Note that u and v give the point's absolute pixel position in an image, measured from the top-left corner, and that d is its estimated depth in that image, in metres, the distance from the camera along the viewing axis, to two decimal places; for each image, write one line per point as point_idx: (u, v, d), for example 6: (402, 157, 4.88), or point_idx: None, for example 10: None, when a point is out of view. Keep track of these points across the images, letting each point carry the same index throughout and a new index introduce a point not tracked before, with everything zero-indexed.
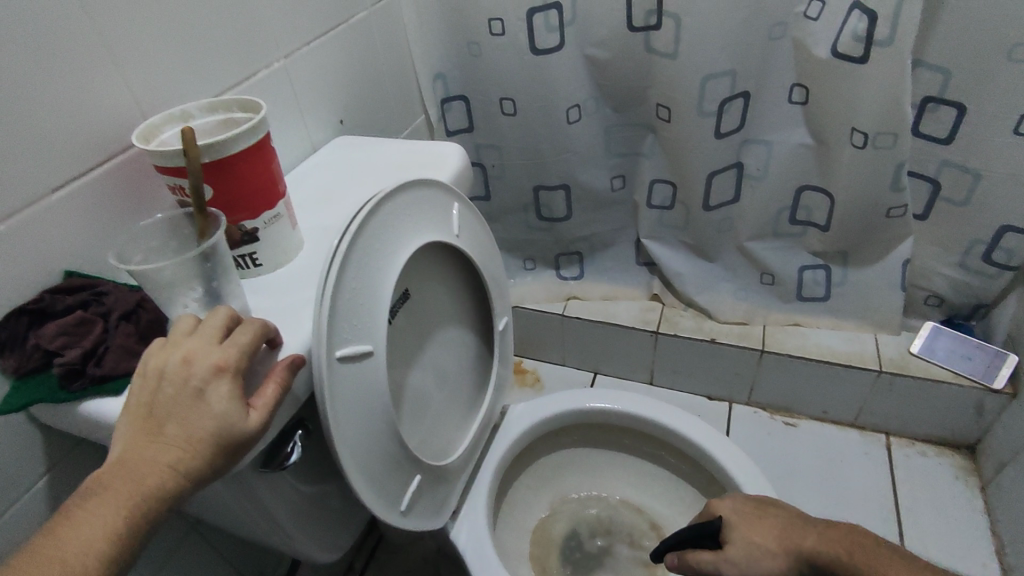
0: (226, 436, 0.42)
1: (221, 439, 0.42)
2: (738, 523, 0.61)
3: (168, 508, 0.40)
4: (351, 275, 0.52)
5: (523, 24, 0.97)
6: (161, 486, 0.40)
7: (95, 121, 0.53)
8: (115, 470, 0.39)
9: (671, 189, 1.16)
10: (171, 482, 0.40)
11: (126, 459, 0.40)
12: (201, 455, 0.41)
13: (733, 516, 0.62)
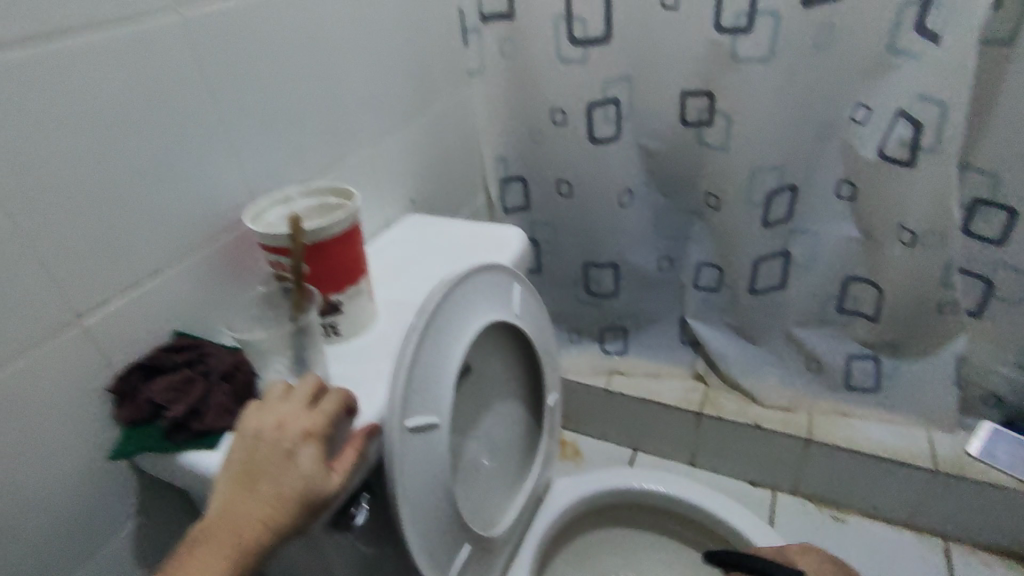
0: (310, 497, 0.47)
1: (305, 499, 0.46)
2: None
3: (258, 562, 0.44)
4: (426, 351, 0.57)
5: (583, 116, 1.05)
6: (254, 541, 0.44)
7: (214, 200, 0.60)
8: (216, 524, 0.44)
9: (718, 272, 1.20)
10: (260, 538, 0.44)
11: (222, 516, 0.44)
12: (288, 514, 0.45)
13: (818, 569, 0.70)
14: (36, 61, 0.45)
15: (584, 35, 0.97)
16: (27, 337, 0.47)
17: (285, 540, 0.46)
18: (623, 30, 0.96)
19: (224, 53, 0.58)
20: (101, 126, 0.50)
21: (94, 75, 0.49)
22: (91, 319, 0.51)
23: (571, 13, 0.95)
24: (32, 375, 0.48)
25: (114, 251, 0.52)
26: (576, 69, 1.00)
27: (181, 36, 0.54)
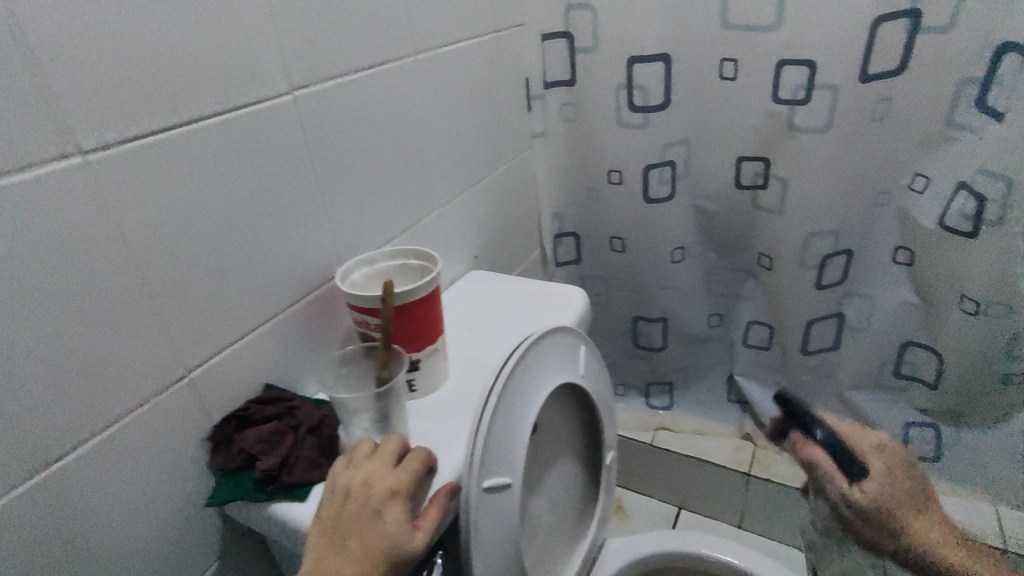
0: (396, 554, 0.48)
1: (391, 557, 0.48)
2: (879, 472, 0.66)
3: None
4: (503, 413, 0.59)
5: (640, 177, 1.09)
6: None
7: (308, 261, 0.64)
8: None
9: (768, 331, 1.20)
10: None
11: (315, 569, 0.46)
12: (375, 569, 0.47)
13: (887, 472, 0.66)
14: (175, 141, 0.50)
15: (643, 102, 1.01)
16: (143, 388, 0.51)
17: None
18: (681, 98, 1.00)
19: (326, 126, 0.63)
20: (220, 196, 0.54)
21: (219, 150, 0.53)
22: (196, 371, 0.55)
23: (632, 82, 0.99)
24: (143, 424, 0.51)
25: (220, 308, 0.56)
26: (635, 133, 1.04)
27: (292, 113, 0.59)
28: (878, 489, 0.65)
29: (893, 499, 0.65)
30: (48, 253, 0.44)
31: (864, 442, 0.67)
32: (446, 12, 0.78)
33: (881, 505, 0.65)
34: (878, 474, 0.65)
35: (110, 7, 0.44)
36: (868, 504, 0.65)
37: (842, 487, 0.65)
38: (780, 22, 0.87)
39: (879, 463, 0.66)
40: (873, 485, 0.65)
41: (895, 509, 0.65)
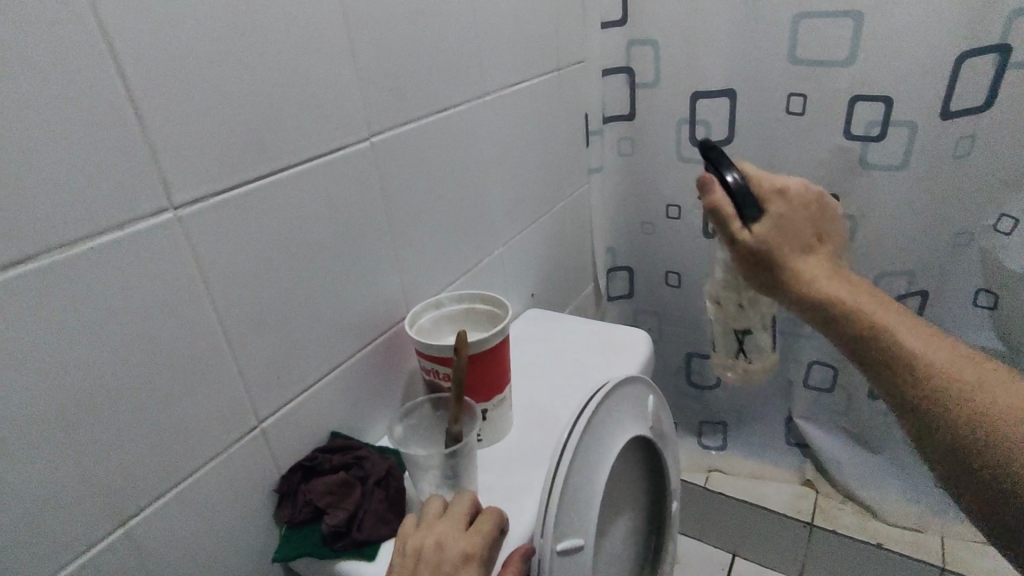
0: None
1: None
2: (778, 215, 0.59)
3: None
4: (576, 470, 0.56)
5: (699, 213, 1.06)
6: None
7: (375, 305, 0.64)
8: None
9: (832, 372, 1.13)
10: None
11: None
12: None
13: (780, 216, 0.58)
14: (260, 194, 0.50)
15: (706, 138, 0.99)
16: (219, 441, 0.50)
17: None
18: (745, 134, 0.97)
19: (398, 171, 0.64)
20: (295, 243, 0.54)
21: (299, 199, 0.54)
22: (267, 422, 0.54)
23: (693, 117, 0.98)
24: (218, 476, 0.51)
25: (292, 358, 0.56)
26: (696, 168, 1.02)
27: (369, 160, 0.60)
28: (767, 235, 0.59)
29: (787, 244, 0.59)
30: (142, 311, 0.44)
31: (765, 184, 0.60)
32: (510, 54, 0.78)
33: (771, 253, 0.59)
34: (776, 216, 0.59)
35: (202, 61, 0.45)
36: (757, 251, 0.60)
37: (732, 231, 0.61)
38: (855, 58, 0.84)
39: (779, 208, 0.59)
40: (766, 227, 0.58)
41: (790, 257, 0.60)
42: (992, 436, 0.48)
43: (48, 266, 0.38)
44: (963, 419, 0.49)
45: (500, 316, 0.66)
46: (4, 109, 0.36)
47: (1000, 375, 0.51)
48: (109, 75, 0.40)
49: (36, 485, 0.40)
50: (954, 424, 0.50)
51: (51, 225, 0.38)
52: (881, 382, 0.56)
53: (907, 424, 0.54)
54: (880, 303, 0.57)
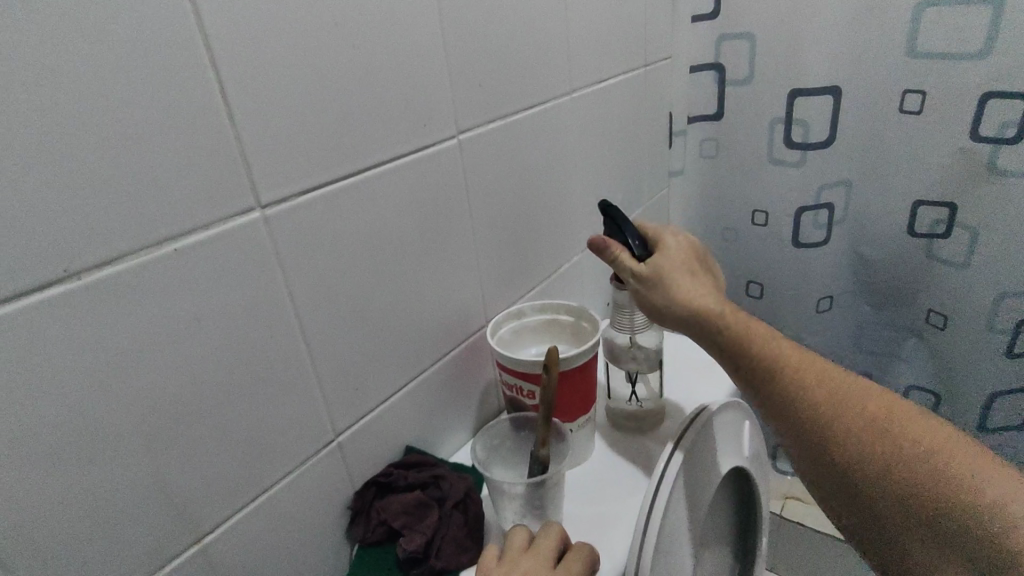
0: None
1: None
2: (671, 253, 0.54)
3: None
4: (673, 507, 0.51)
5: (790, 220, 0.98)
6: None
7: (454, 313, 0.60)
8: None
9: (934, 400, 1.04)
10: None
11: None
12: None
13: (672, 256, 0.54)
14: (346, 193, 0.48)
15: (804, 139, 0.90)
16: (296, 453, 0.48)
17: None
18: (849, 134, 0.89)
19: (482, 170, 0.60)
20: (378, 244, 0.51)
21: (383, 200, 0.51)
22: (345, 435, 0.51)
23: (790, 116, 0.90)
24: (291, 491, 0.48)
25: (371, 367, 0.53)
26: (791, 171, 0.94)
27: (456, 158, 0.56)
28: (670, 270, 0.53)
29: (682, 279, 0.53)
30: (223, 317, 0.41)
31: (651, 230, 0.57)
32: (597, 47, 0.74)
33: (668, 288, 0.52)
34: (678, 254, 0.54)
35: (291, 48, 0.42)
36: (657, 285, 0.53)
37: (630, 265, 0.53)
38: (991, 50, 0.74)
39: (675, 246, 0.55)
40: (657, 263, 0.53)
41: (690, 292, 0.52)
42: (918, 474, 0.45)
43: (137, 266, 0.37)
44: (886, 461, 0.46)
45: (587, 328, 0.61)
46: (90, 99, 0.33)
47: (889, 409, 0.48)
48: (201, 66, 0.37)
49: (115, 497, 0.38)
50: (878, 467, 0.46)
51: (139, 223, 0.36)
52: (783, 429, 0.51)
53: (812, 471, 0.50)
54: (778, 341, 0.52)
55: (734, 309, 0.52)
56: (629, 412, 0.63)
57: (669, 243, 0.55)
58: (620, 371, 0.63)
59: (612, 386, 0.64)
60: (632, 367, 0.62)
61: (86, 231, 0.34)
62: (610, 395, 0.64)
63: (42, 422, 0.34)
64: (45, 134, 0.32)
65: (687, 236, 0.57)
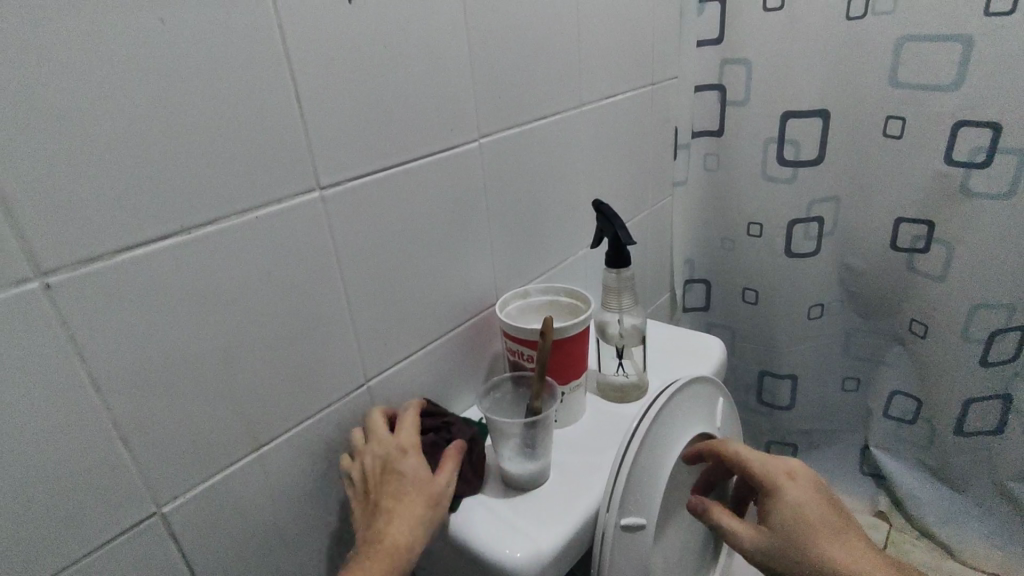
0: (428, 493, 0.55)
1: (427, 497, 0.54)
2: (776, 500, 0.60)
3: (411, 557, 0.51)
4: (645, 456, 0.60)
5: (783, 232, 1.06)
6: (396, 539, 0.51)
7: (468, 291, 0.71)
8: (365, 541, 0.51)
9: (914, 404, 1.12)
10: (412, 543, 0.52)
11: (369, 536, 0.52)
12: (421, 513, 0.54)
13: (777, 509, 0.60)
14: (387, 183, 0.59)
15: (795, 157, 0.99)
16: (333, 393, 0.59)
17: (426, 537, 0.53)
18: (837, 153, 0.97)
19: (499, 171, 0.71)
20: (409, 227, 0.62)
21: (413, 190, 0.61)
22: (373, 382, 0.62)
23: (784, 137, 0.99)
24: (328, 423, 0.59)
25: (399, 328, 0.63)
26: (783, 187, 1.02)
27: (477, 159, 0.67)
28: (783, 525, 0.59)
29: (791, 536, 0.58)
30: (286, 276, 0.53)
31: (759, 472, 0.62)
32: (607, 70, 0.84)
33: (781, 546, 0.58)
34: (789, 504, 0.59)
35: (348, 67, 0.53)
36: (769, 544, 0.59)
37: (741, 533, 0.62)
38: (963, 80, 0.83)
39: (785, 493, 0.60)
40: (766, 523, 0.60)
41: (802, 544, 0.58)
42: None
43: (227, 228, 0.48)
44: None
45: (582, 309, 0.71)
46: (201, 101, 0.44)
47: None
48: (281, 80, 0.49)
49: (201, 406, 0.49)
50: None
51: (232, 197, 0.48)
52: None
53: None
54: (856, 556, 0.57)
55: (834, 549, 0.57)
56: (617, 383, 0.72)
57: (773, 484, 0.61)
58: (610, 348, 0.73)
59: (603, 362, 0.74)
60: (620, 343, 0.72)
61: (196, 199, 0.45)
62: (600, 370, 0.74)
63: (157, 341, 0.45)
64: (173, 124, 0.43)
65: (783, 468, 0.62)
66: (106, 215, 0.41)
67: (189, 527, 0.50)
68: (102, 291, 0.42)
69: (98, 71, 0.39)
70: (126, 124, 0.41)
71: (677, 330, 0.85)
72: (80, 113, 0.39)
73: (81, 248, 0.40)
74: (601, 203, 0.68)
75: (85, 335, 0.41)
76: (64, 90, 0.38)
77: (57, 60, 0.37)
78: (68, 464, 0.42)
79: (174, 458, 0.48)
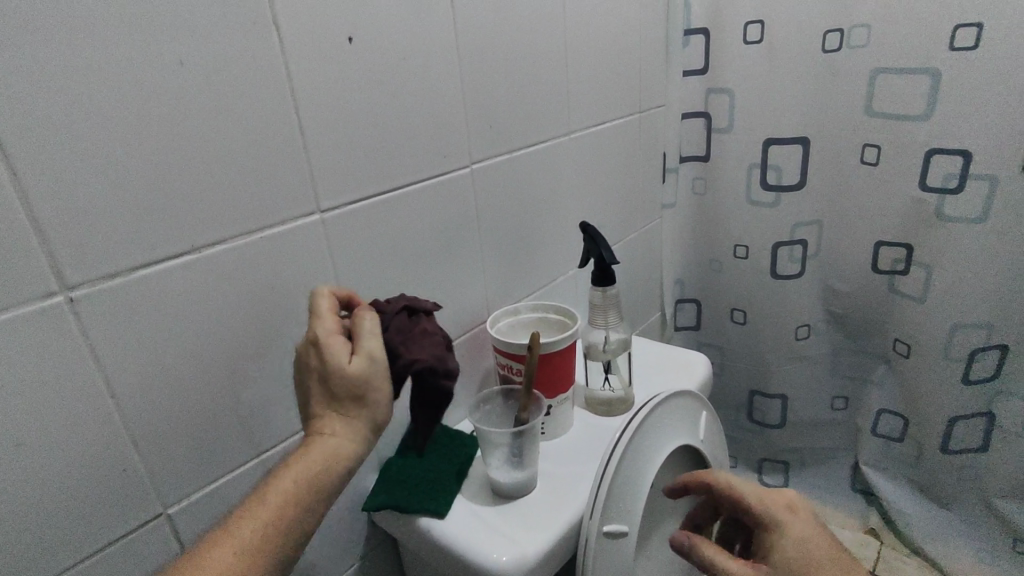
0: (356, 384, 0.48)
1: (355, 390, 0.48)
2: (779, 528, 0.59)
3: (338, 464, 0.48)
4: (628, 464, 0.63)
5: (768, 254, 1.10)
6: (320, 446, 0.47)
7: (460, 308, 0.74)
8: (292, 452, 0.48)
9: (901, 422, 1.14)
10: (339, 453, 0.48)
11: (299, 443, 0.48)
12: (349, 416, 0.49)
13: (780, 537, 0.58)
14: (383, 206, 0.62)
15: (778, 181, 1.03)
16: None
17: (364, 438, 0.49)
18: (817, 179, 1.02)
19: (491, 195, 0.75)
20: (405, 249, 0.66)
21: (409, 213, 0.65)
22: None
23: (767, 163, 1.03)
24: None
25: None
26: (767, 211, 1.06)
27: (469, 185, 0.71)
28: (787, 554, 0.57)
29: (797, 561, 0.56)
30: (288, 293, 0.56)
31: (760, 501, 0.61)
32: (595, 100, 0.89)
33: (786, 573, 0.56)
34: (790, 536, 0.58)
35: (349, 103, 0.57)
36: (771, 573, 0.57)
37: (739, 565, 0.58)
38: (931, 112, 0.88)
39: (786, 526, 0.59)
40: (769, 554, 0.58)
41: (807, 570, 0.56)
42: None
43: (235, 247, 0.52)
44: None
45: (569, 326, 0.74)
46: (214, 132, 0.49)
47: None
48: (287, 112, 0.53)
49: (206, 412, 0.52)
50: None
51: (240, 219, 0.51)
52: None
53: None
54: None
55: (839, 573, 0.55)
56: (604, 397, 0.75)
57: (776, 512, 0.60)
58: (598, 363, 0.76)
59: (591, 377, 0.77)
60: (607, 358, 0.75)
61: (207, 220, 0.49)
62: (587, 385, 0.77)
63: (168, 351, 0.49)
64: (188, 152, 0.47)
65: (783, 498, 0.62)
66: (125, 234, 0.45)
67: (191, 528, 0.53)
68: (120, 304, 0.45)
69: (124, 104, 0.44)
70: (145, 152, 0.45)
71: (664, 347, 0.89)
72: (107, 143, 0.43)
73: (102, 264, 0.44)
74: (585, 225, 0.72)
75: (104, 344, 0.45)
76: (93, 124, 0.42)
77: (88, 96, 0.42)
78: (82, 464, 0.46)
79: (178, 461, 0.51)
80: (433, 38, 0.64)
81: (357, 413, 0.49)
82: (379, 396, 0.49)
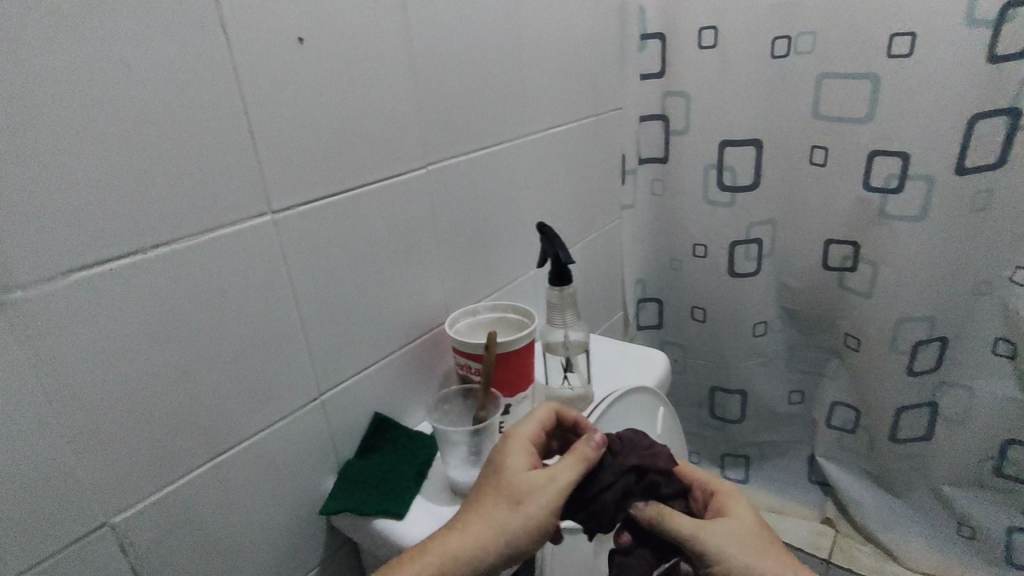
0: (522, 490, 0.52)
1: (518, 495, 0.52)
2: None
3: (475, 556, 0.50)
4: None
5: (725, 252, 1.13)
6: (467, 535, 0.51)
7: (419, 309, 0.74)
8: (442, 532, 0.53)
9: (853, 414, 1.18)
10: (481, 545, 0.50)
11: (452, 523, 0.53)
12: (505, 513, 0.51)
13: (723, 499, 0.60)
14: (337, 206, 0.62)
15: (733, 182, 1.06)
16: (286, 407, 0.61)
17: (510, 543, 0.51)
18: (769, 179, 1.05)
19: (448, 195, 0.75)
20: (360, 249, 0.66)
21: (364, 214, 0.65)
22: (327, 395, 0.65)
23: (722, 164, 1.06)
24: (282, 436, 0.61)
25: (351, 345, 0.66)
26: (723, 211, 1.09)
27: (425, 185, 0.72)
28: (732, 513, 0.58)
29: None
30: (241, 294, 0.55)
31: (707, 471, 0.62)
32: (554, 102, 0.91)
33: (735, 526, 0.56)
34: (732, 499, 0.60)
35: (299, 103, 0.57)
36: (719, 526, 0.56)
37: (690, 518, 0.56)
38: (873, 114, 0.92)
39: (734, 498, 0.55)
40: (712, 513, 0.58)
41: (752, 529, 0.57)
42: None
43: (182, 249, 0.51)
44: None
45: (528, 325, 0.75)
46: (161, 130, 0.48)
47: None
48: (236, 110, 0.52)
49: (155, 417, 0.51)
50: None
51: (188, 219, 0.50)
52: None
53: None
54: None
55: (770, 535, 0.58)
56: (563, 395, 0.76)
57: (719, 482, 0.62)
58: (557, 361, 0.77)
59: (551, 375, 0.78)
60: (566, 356, 0.76)
61: (153, 221, 0.48)
62: (546, 383, 0.78)
63: (113, 354, 0.47)
64: (132, 150, 0.46)
65: None
66: (66, 235, 0.44)
67: (141, 537, 0.52)
68: (60, 308, 0.44)
69: (63, 101, 0.42)
70: (87, 151, 0.44)
71: (624, 343, 0.90)
72: (45, 140, 0.42)
73: (40, 265, 0.43)
74: (545, 226, 0.72)
75: (45, 348, 0.44)
76: (29, 121, 0.41)
77: (24, 91, 0.40)
78: (23, 472, 0.44)
79: (127, 467, 0.50)
80: (385, 39, 0.64)
81: (516, 514, 0.51)
82: (540, 508, 0.51)
